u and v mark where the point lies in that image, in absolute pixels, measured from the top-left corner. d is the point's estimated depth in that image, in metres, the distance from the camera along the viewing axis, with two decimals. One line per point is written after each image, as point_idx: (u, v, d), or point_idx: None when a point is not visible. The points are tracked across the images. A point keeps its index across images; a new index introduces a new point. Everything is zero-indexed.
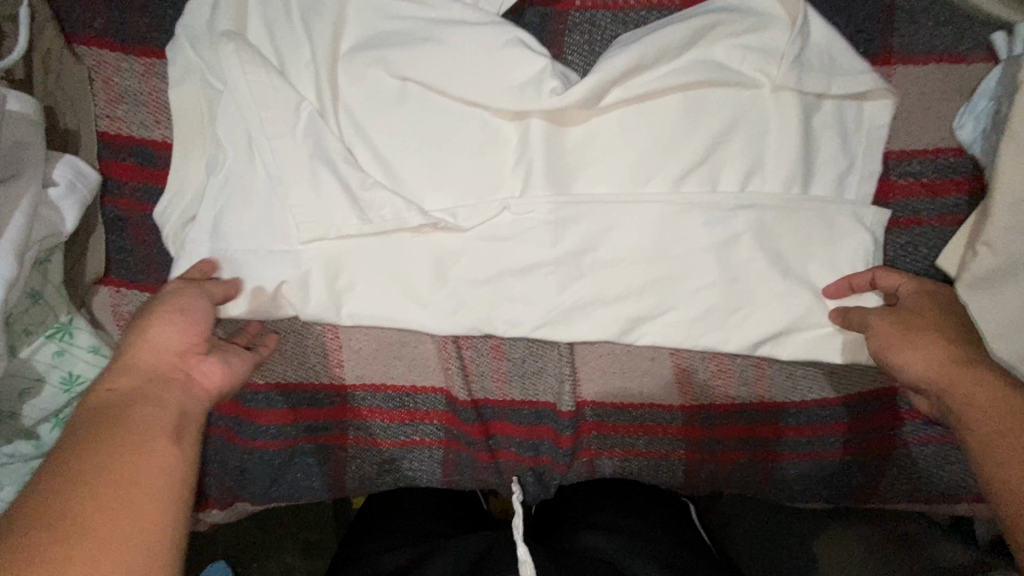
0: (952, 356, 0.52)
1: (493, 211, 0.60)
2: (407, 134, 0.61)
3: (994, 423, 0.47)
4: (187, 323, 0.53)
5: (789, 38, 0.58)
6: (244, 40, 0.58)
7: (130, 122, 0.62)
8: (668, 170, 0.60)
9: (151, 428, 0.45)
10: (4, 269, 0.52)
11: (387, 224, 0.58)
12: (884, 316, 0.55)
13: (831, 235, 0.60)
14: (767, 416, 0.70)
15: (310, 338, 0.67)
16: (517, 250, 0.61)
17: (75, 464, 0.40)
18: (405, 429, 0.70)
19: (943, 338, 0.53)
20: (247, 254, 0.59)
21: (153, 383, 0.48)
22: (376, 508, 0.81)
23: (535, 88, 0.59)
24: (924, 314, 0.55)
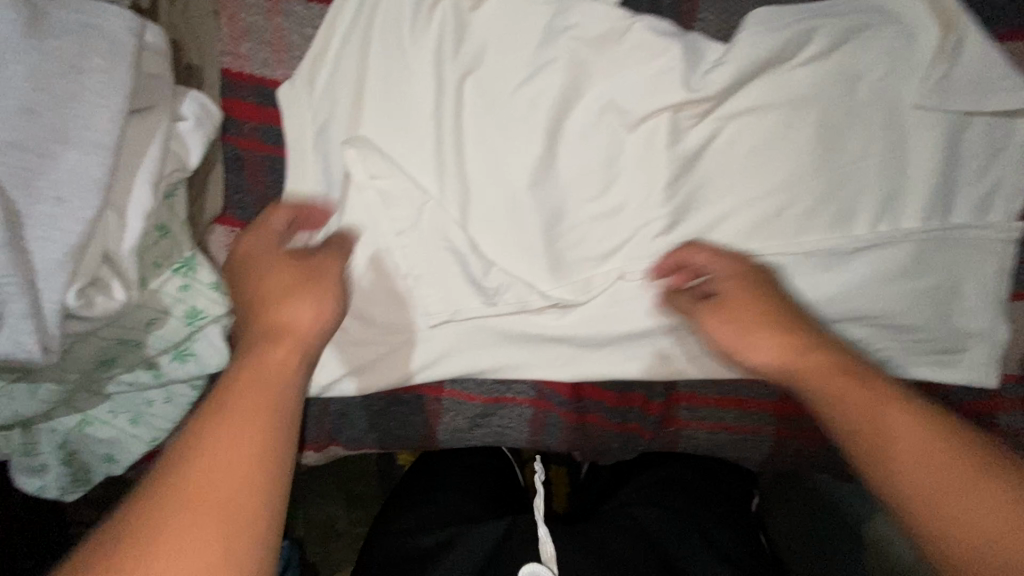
0: (792, 347, 0.53)
1: (609, 280, 0.64)
2: (536, 106, 0.60)
3: (913, 443, 0.45)
4: (332, 280, 0.52)
5: (938, 44, 0.58)
6: (389, 28, 0.59)
7: (253, 60, 0.61)
8: (790, 154, 0.60)
9: (275, 393, 0.43)
10: (144, 200, 0.52)
11: (510, 305, 0.64)
12: (710, 306, 0.57)
13: (948, 258, 0.62)
14: None
15: (417, 396, 0.70)
16: (625, 305, 0.65)
17: (209, 427, 0.40)
18: (499, 386, 0.71)
19: (793, 334, 0.53)
20: (379, 282, 0.64)
21: (290, 371, 0.45)
22: (414, 475, 0.83)
23: (673, 67, 0.58)
24: (739, 300, 0.56)
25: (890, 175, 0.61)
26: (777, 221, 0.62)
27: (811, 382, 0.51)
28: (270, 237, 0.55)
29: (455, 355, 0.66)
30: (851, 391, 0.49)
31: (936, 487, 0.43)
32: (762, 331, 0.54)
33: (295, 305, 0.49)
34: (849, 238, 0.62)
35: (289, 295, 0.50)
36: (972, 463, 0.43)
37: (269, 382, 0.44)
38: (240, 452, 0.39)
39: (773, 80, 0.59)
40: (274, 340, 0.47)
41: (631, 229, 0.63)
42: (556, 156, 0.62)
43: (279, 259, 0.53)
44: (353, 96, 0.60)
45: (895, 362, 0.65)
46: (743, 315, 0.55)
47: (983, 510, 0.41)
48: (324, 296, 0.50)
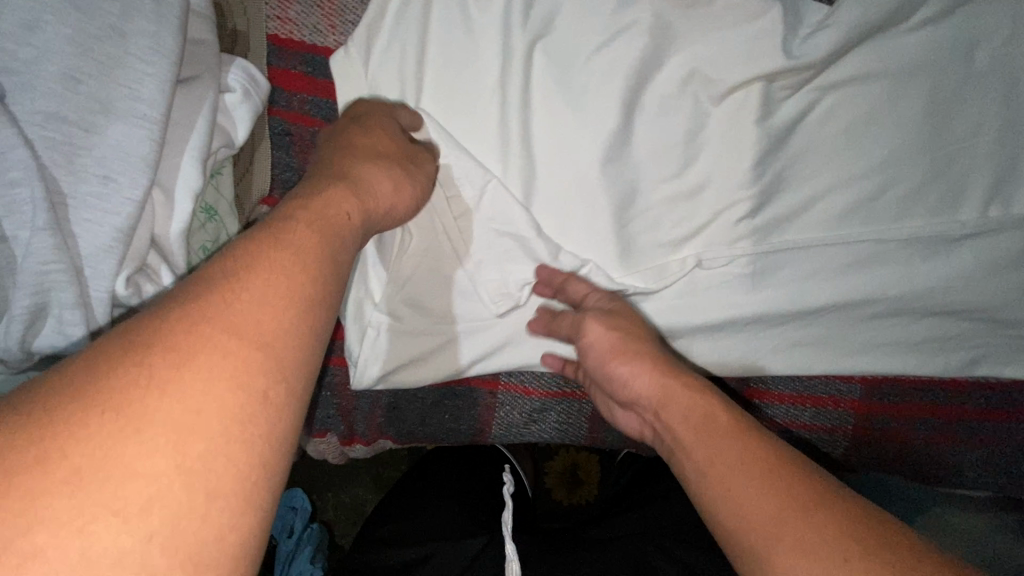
0: (662, 364, 0.50)
1: (684, 268, 0.59)
2: (611, 76, 0.55)
3: (744, 463, 0.41)
4: (419, 183, 0.51)
5: None
6: None
7: (302, 26, 0.56)
8: (890, 130, 0.54)
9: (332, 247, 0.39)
10: (192, 179, 0.48)
11: None
12: (601, 321, 0.53)
13: None
14: (951, 395, 0.64)
15: (471, 390, 0.66)
16: (700, 296, 0.60)
17: (266, 253, 0.35)
18: (559, 379, 0.66)
19: (653, 348, 0.51)
20: (436, 269, 0.59)
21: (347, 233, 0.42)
22: (412, 473, 0.84)
23: (770, 32, 0.52)
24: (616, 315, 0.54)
25: (1004, 153, 0.54)
26: (873, 204, 0.56)
27: (673, 411, 0.47)
28: (380, 105, 0.53)
29: (515, 349, 0.62)
30: (702, 420, 0.45)
31: (769, 521, 0.38)
32: (633, 348, 0.51)
33: (387, 177, 0.48)
34: (954, 223, 0.56)
35: (380, 162, 0.49)
36: (790, 497, 0.39)
37: (330, 232, 0.40)
38: (295, 285, 0.34)
39: (877, 46, 0.53)
40: (347, 191, 0.44)
41: (709, 213, 0.58)
42: (631, 133, 0.56)
43: (384, 127, 0.51)
44: (411, 65, 0.55)
45: (991, 359, 0.60)
46: (632, 342, 0.52)
47: (811, 542, 0.36)
48: (411, 184, 0.50)
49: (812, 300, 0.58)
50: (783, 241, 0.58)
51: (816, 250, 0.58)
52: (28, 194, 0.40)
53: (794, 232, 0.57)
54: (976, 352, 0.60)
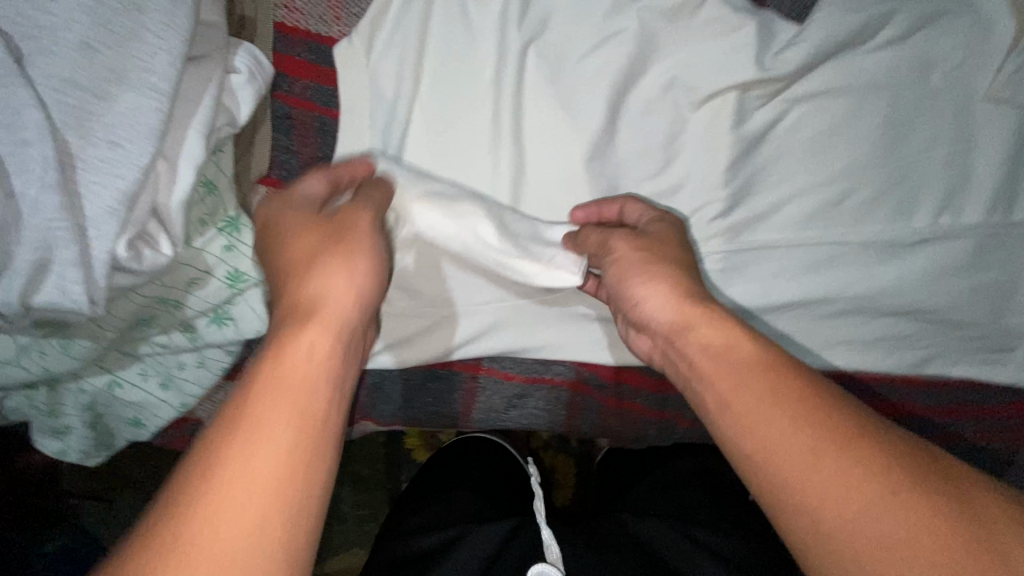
0: (687, 292, 0.50)
1: None
2: (597, 78, 0.58)
3: (762, 394, 0.42)
4: (368, 258, 0.46)
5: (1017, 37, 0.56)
6: None
7: (308, 15, 0.58)
8: (852, 142, 0.59)
9: (309, 376, 0.39)
10: (194, 153, 0.50)
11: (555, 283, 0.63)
12: (628, 242, 0.54)
13: (1008, 258, 0.61)
14: (907, 393, 0.67)
15: (453, 376, 0.69)
16: None
17: (241, 421, 0.36)
18: (538, 365, 0.69)
19: (680, 273, 0.51)
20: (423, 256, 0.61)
21: (326, 354, 0.40)
22: (421, 476, 0.81)
23: (744, 47, 0.56)
24: (658, 239, 0.54)
25: (955, 167, 0.59)
26: (835, 210, 0.61)
27: (700, 334, 0.47)
28: (284, 199, 0.51)
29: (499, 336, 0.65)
30: (726, 352, 0.45)
31: (796, 458, 0.39)
32: (660, 272, 0.51)
33: (324, 278, 0.44)
34: (908, 230, 0.60)
35: (309, 266, 0.45)
36: (821, 434, 0.39)
37: (299, 374, 0.39)
38: (273, 452, 0.35)
39: (844, 64, 0.58)
40: (302, 325, 0.41)
41: (686, 212, 0.62)
42: (616, 133, 0.60)
43: (298, 224, 0.48)
44: (410, 59, 0.58)
45: (942, 359, 0.65)
46: (657, 258, 0.52)
47: (840, 484, 0.38)
48: (354, 261, 0.45)
49: (778, 297, 0.62)
50: (753, 241, 0.62)
51: (783, 251, 0.62)
52: (38, 154, 0.41)
53: (764, 232, 0.62)
54: (930, 353, 0.64)
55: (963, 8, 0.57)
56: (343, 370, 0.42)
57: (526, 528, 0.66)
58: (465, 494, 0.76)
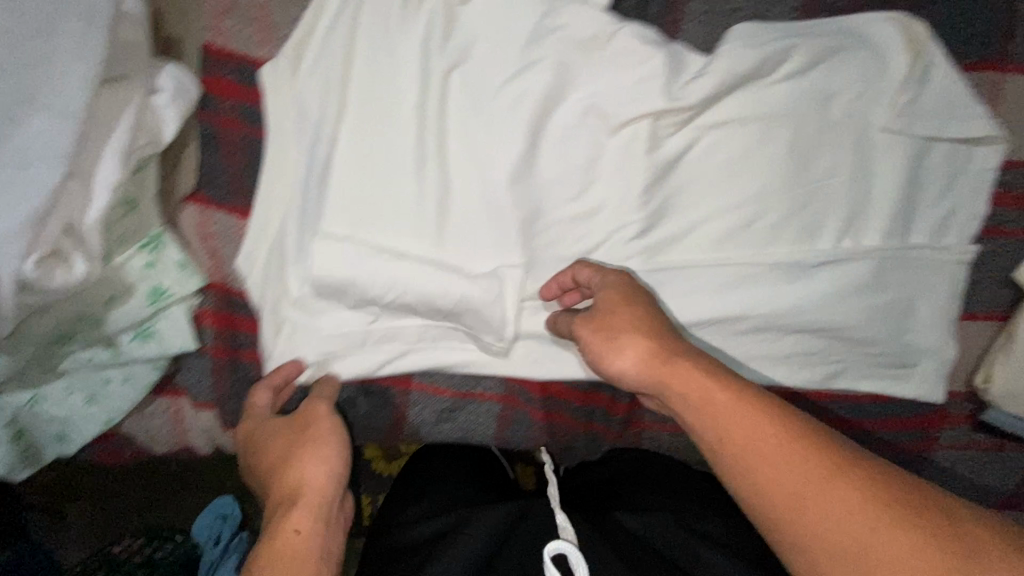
0: (657, 348, 0.50)
1: None
2: (514, 105, 0.61)
3: (751, 437, 0.45)
4: (332, 453, 0.56)
5: (909, 71, 0.60)
6: (374, 15, 0.59)
7: (234, 37, 0.59)
8: (760, 169, 0.62)
9: (306, 552, 0.49)
10: (111, 171, 0.51)
11: (479, 296, 0.64)
12: (586, 322, 0.54)
13: (907, 279, 0.64)
14: (818, 406, 0.71)
15: (383, 391, 0.71)
16: None
17: None
18: (467, 381, 0.72)
19: (644, 335, 0.51)
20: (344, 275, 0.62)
21: (312, 535, 0.50)
22: (412, 468, 0.81)
23: (651, 81, 0.60)
24: (612, 308, 0.53)
25: (854, 193, 0.63)
26: (745, 233, 0.64)
27: (681, 388, 0.49)
28: (254, 414, 0.61)
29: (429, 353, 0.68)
30: (711, 398, 0.48)
31: (791, 494, 0.43)
32: (631, 335, 0.51)
33: (296, 472, 0.54)
34: (812, 252, 0.64)
35: (285, 464, 0.55)
36: (817, 467, 0.43)
37: (292, 559, 0.48)
38: None
39: (750, 95, 0.61)
40: (288, 507, 0.51)
41: (605, 233, 0.65)
42: (536, 157, 0.63)
43: (270, 431, 0.59)
44: (334, 84, 0.60)
45: (849, 373, 0.68)
46: (620, 325, 0.52)
47: (840, 510, 0.42)
48: (319, 450, 0.56)
49: (694, 314, 0.66)
50: (668, 260, 0.65)
51: (698, 270, 0.65)
52: None
53: (679, 253, 0.65)
54: (836, 367, 0.68)
55: (862, 41, 0.60)
56: (328, 531, 0.52)
57: (535, 513, 0.66)
58: (465, 487, 0.76)
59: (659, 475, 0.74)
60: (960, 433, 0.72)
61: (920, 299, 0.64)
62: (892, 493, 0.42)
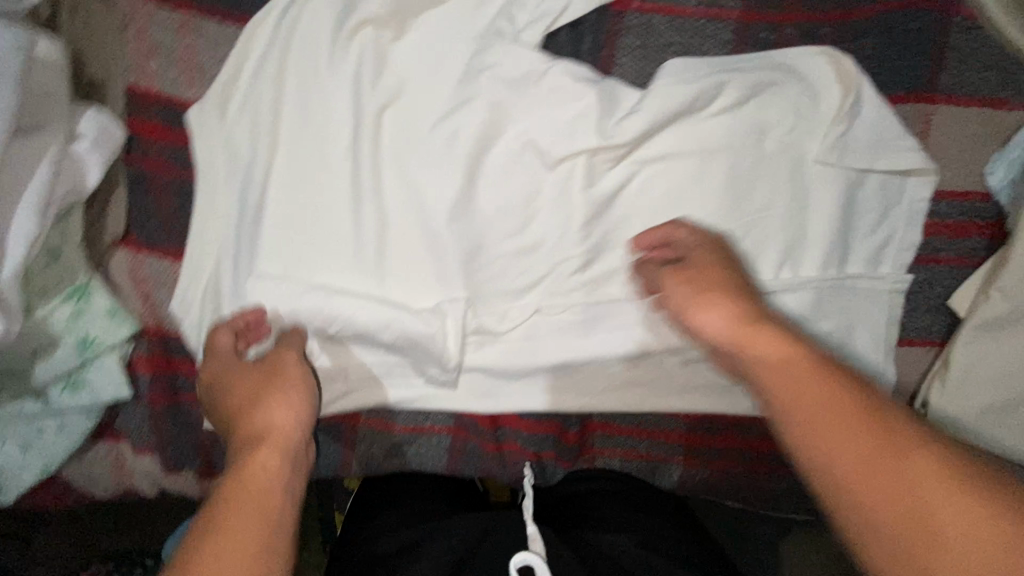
0: (745, 313, 0.50)
1: (525, 314, 0.65)
2: (451, 143, 0.61)
3: (811, 400, 0.42)
4: (297, 398, 0.52)
5: (840, 104, 0.60)
6: (304, 57, 0.59)
7: (159, 79, 0.58)
8: (700, 201, 0.63)
9: (270, 490, 0.43)
10: (30, 226, 0.50)
11: (419, 335, 0.63)
12: (679, 279, 0.55)
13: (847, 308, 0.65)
14: (758, 432, 0.74)
15: (333, 427, 0.72)
16: (539, 341, 0.67)
17: (220, 528, 0.40)
18: (416, 415, 0.73)
19: (732, 300, 0.52)
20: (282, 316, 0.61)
21: (278, 471, 0.45)
22: (361, 504, 0.70)
23: (584, 119, 0.60)
24: (705, 271, 0.55)
25: (791, 225, 0.63)
26: None
27: (752, 349, 0.47)
28: (224, 352, 0.57)
29: (374, 390, 0.67)
30: (782, 365, 0.44)
31: (858, 460, 0.39)
32: (716, 299, 0.52)
33: (269, 411, 0.50)
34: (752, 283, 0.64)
35: (253, 404, 0.51)
36: (872, 442, 0.39)
37: (255, 496, 0.43)
38: (244, 539, 0.39)
39: (684, 130, 0.61)
40: (257, 441, 0.47)
41: (547, 267, 0.65)
42: (474, 192, 0.63)
43: (236, 371, 0.55)
44: (266, 124, 0.59)
45: None
46: (709, 281, 0.54)
47: (904, 486, 0.37)
48: (289, 395, 0.52)
49: (636, 345, 0.66)
50: (610, 293, 0.65)
51: (641, 302, 0.65)
52: None
53: (620, 284, 0.65)
54: None
55: (794, 74, 0.60)
56: (298, 471, 0.47)
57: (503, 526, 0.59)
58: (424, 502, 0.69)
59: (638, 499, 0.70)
60: None
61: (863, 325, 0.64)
62: (971, 478, 0.37)
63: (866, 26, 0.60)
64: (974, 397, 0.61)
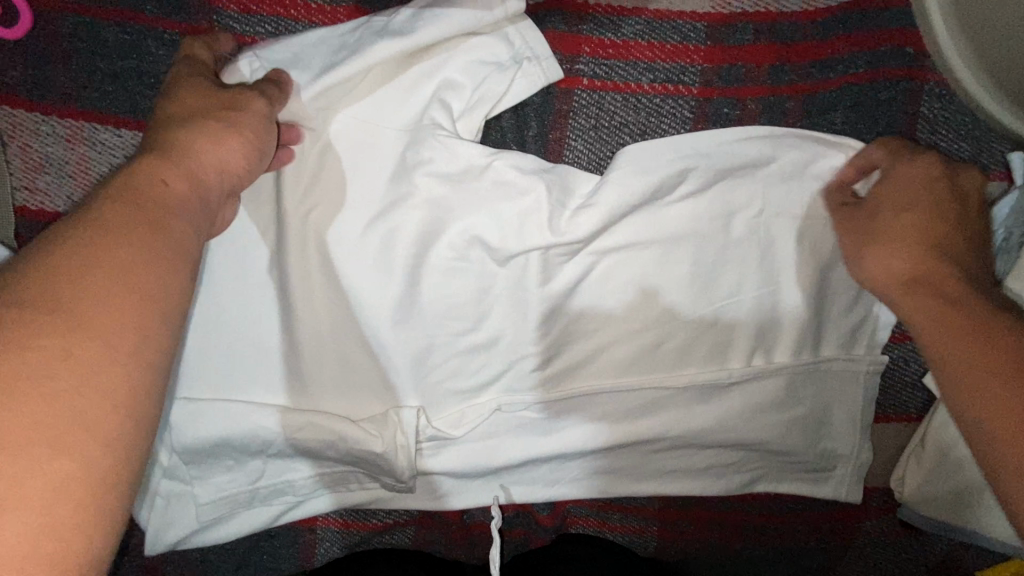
0: (922, 268, 0.51)
1: (483, 414, 0.61)
2: (392, 245, 0.56)
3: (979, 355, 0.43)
4: (240, 147, 0.47)
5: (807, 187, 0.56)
6: None
7: (54, 196, 0.53)
8: (665, 287, 0.58)
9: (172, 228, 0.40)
10: None
11: (368, 450, 0.58)
12: (847, 221, 0.55)
13: (820, 388, 0.62)
14: (732, 504, 0.72)
15: (292, 532, 0.68)
16: (501, 439, 0.63)
17: (110, 252, 0.36)
18: (380, 512, 0.70)
19: (914, 249, 0.52)
20: (220, 439, 0.57)
21: (185, 209, 0.42)
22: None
23: (536, 212, 0.56)
24: (884, 213, 0.54)
25: (762, 312, 0.59)
26: (653, 354, 0.60)
27: (924, 302, 0.49)
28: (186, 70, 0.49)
29: (332, 500, 0.63)
30: (956, 321, 0.46)
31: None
32: (892, 244, 0.53)
33: (205, 150, 0.46)
34: (724, 373, 0.60)
35: (183, 129, 0.46)
36: None
37: (155, 221, 0.40)
38: (129, 279, 0.36)
39: (645, 218, 0.57)
40: (169, 178, 0.43)
41: (505, 363, 0.60)
42: (419, 291, 0.57)
43: (192, 86, 0.49)
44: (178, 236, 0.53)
45: (767, 478, 0.66)
46: (889, 230, 0.53)
47: None
48: (233, 134, 0.47)
49: (605, 438, 0.62)
50: (576, 387, 0.61)
51: (606, 395, 0.61)
52: None
53: (583, 376, 0.61)
54: (754, 474, 0.66)
55: (784, 147, 0.56)
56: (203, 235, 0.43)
57: None
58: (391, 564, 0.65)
59: (616, 559, 0.66)
60: (882, 524, 0.70)
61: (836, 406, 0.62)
62: None
63: (831, 99, 0.57)
64: (944, 479, 0.62)
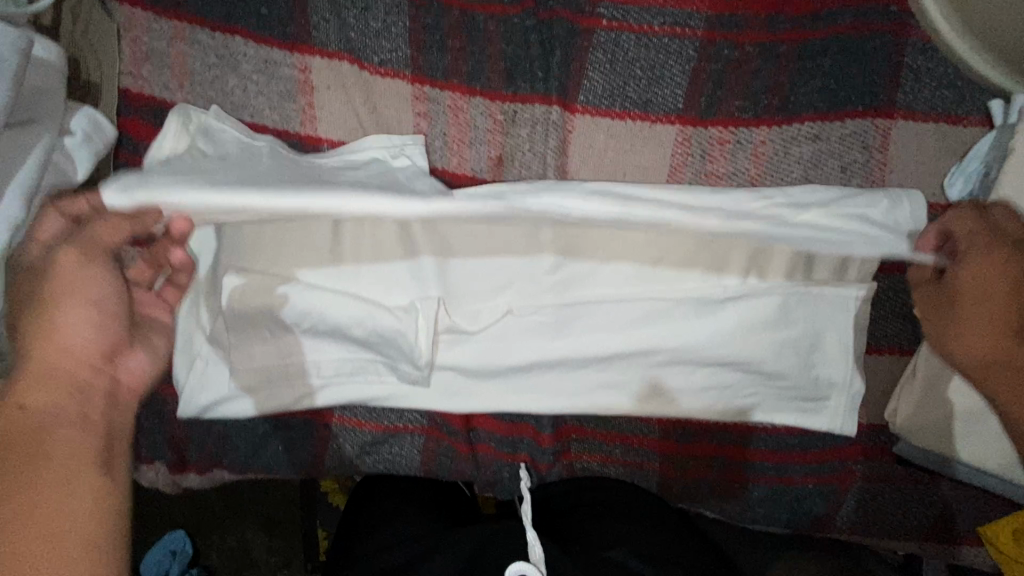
0: (1001, 345, 0.58)
1: (496, 314, 0.67)
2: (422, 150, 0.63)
3: None
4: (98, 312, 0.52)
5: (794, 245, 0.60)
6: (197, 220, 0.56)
7: (153, 83, 0.64)
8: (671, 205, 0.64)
9: (74, 435, 0.48)
10: (14, 212, 0.53)
11: (393, 332, 0.64)
12: (926, 304, 0.61)
13: (813, 312, 0.66)
14: (738, 438, 0.73)
15: (309, 429, 0.72)
16: (514, 342, 0.68)
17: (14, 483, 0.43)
18: (390, 415, 0.73)
19: (994, 326, 0.58)
20: (261, 311, 0.64)
21: (78, 406, 0.49)
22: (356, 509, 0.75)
23: None
24: (959, 297, 0.58)
25: None
26: (656, 269, 0.65)
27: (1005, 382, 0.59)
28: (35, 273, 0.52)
29: (350, 389, 0.68)
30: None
31: None
32: (974, 329, 0.58)
33: (48, 354, 0.49)
34: (719, 287, 0.65)
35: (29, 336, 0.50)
36: None
37: (64, 424, 0.48)
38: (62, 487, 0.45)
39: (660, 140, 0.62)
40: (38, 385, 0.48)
41: (522, 267, 0.66)
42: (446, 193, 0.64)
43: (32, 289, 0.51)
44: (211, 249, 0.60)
45: (763, 407, 0.69)
46: (966, 316, 0.58)
47: None
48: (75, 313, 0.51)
49: (600, 349, 0.67)
50: (582, 295, 0.66)
51: (611, 304, 0.66)
52: None
53: (590, 288, 0.66)
54: (747, 400, 0.69)
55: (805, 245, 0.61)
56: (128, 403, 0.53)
57: (502, 536, 0.64)
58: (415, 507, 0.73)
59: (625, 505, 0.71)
60: (880, 464, 0.71)
61: (828, 330, 0.66)
62: None
63: (822, 46, 0.64)
64: (936, 404, 0.65)
